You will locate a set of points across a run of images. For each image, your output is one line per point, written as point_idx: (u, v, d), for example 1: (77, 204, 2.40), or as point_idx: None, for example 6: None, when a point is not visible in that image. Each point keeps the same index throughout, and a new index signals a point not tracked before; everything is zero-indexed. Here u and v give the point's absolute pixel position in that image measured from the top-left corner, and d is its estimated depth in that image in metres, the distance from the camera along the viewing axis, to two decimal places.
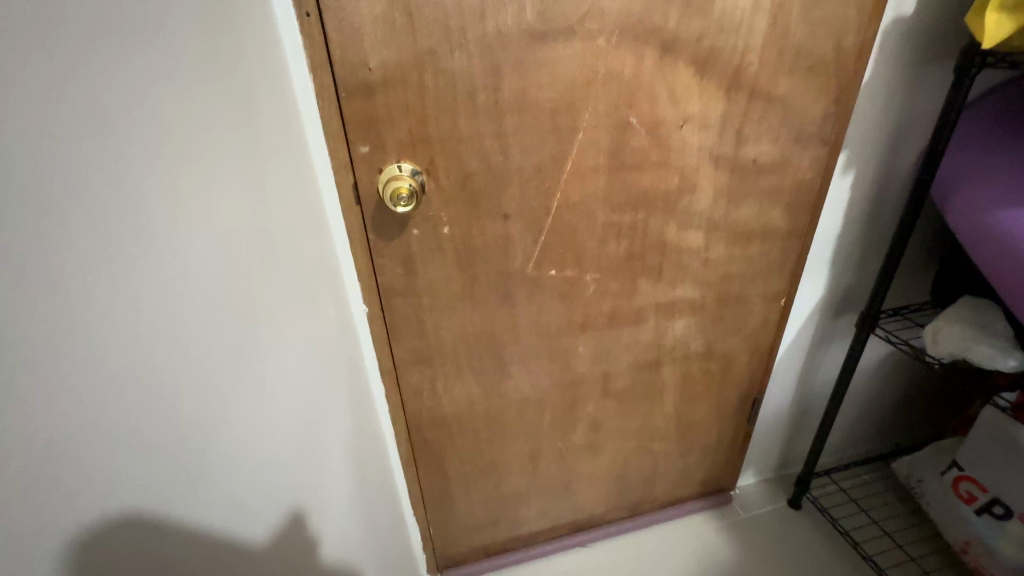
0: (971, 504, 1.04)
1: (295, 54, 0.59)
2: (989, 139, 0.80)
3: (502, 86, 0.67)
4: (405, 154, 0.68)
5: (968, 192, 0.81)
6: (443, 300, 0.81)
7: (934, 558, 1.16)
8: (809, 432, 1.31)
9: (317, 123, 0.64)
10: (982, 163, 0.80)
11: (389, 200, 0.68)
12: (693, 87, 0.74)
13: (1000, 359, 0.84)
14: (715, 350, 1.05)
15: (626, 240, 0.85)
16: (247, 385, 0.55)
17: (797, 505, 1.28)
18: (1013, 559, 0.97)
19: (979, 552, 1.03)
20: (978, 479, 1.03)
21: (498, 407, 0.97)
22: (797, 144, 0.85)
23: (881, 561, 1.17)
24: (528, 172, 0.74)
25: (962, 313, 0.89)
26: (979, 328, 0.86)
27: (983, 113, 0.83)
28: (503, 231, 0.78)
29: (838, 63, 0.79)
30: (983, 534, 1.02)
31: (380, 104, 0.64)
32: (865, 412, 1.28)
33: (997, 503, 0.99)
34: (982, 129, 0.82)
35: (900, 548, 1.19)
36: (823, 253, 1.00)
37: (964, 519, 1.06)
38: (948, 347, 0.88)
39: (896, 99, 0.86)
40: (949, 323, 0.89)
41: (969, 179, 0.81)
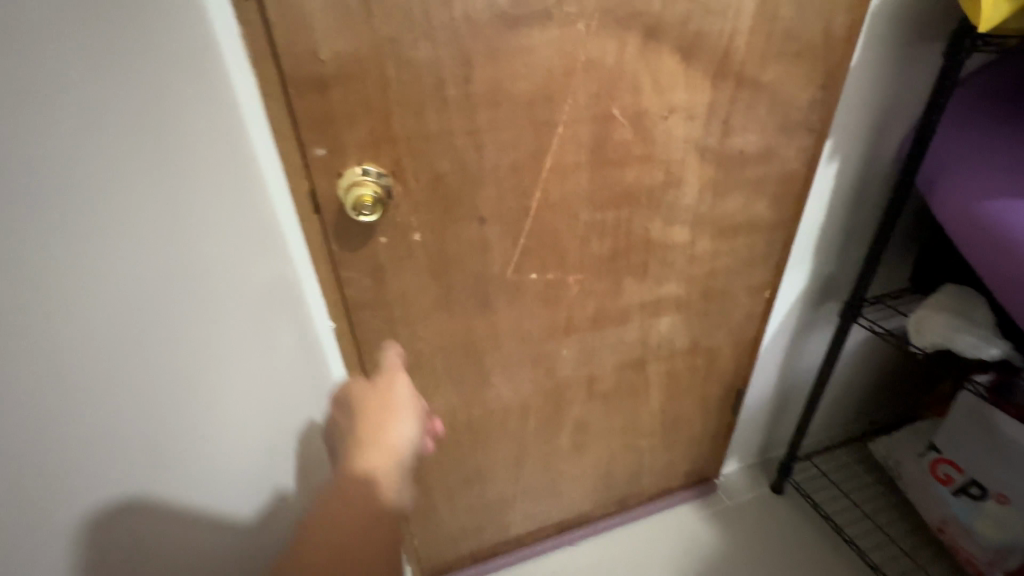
0: (948, 486, 1.06)
1: (230, 40, 0.51)
2: (978, 122, 0.78)
3: (473, 77, 0.60)
4: (368, 156, 0.61)
5: (956, 182, 0.79)
6: (418, 311, 0.76)
7: (913, 538, 1.18)
8: (790, 418, 1.32)
9: (263, 119, 0.56)
10: (969, 151, 0.78)
11: (350, 208, 0.62)
12: (679, 74, 0.69)
13: (983, 347, 0.84)
14: (701, 345, 1.03)
15: (609, 239, 0.80)
16: None
17: (779, 490, 1.29)
18: (988, 537, 1.00)
19: (956, 532, 1.06)
20: (955, 461, 1.05)
21: (480, 416, 0.92)
22: (783, 134, 0.81)
23: (863, 544, 1.18)
24: (505, 171, 0.68)
25: (945, 302, 0.89)
26: (964, 318, 0.85)
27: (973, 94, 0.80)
28: (479, 236, 0.72)
29: (827, 47, 0.75)
30: (959, 513, 1.04)
31: (336, 101, 0.57)
32: (844, 395, 1.29)
33: (974, 484, 1.02)
34: (971, 112, 0.79)
35: (880, 529, 1.20)
36: (808, 243, 0.98)
37: (941, 501, 1.08)
38: (931, 337, 0.87)
39: (885, 82, 0.83)
40: (934, 313, 0.88)
41: (956, 169, 0.79)
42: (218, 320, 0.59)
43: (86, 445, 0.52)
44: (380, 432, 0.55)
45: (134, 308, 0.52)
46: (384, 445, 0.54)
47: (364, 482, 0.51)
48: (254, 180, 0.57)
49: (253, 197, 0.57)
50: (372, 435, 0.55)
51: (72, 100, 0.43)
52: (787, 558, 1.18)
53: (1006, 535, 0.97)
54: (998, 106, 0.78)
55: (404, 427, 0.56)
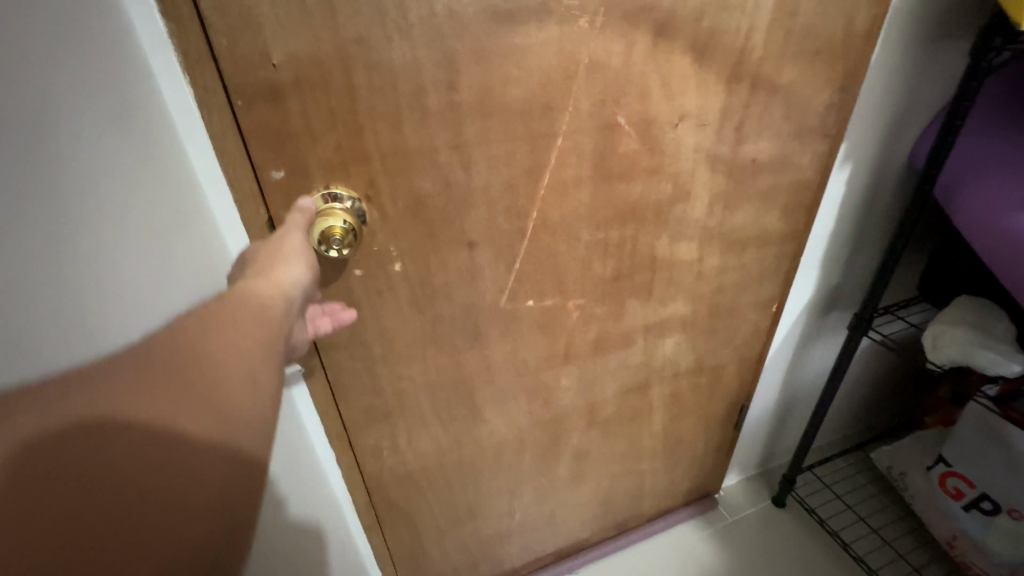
0: (959, 501, 0.99)
1: (152, 43, 0.42)
2: (1007, 125, 0.71)
3: (459, 84, 0.51)
4: (336, 177, 0.52)
5: (981, 185, 0.71)
6: (399, 349, 0.66)
7: (921, 552, 1.14)
8: (791, 429, 1.27)
9: (198, 131, 0.46)
10: (998, 152, 0.70)
11: (316, 242, 0.52)
12: (691, 77, 0.61)
13: (1005, 363, 0.77)
14: (705, 364, 0.96)
15: (613, 259, 0.73)
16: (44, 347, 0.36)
17: (782, 503, 1.24)
18: (1000, 554, 0.93)
19: (967, 548, 0.99)
20: (965, 474, 0.97)
21: (472, 454, 0.84)
22: (797, 140, 0.74)
23: (871, 561, 1.14)
24: (496, 189, 0.59)
25: (959, 314, 0.82)
26: (982, 331, 0.78)
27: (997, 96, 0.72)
28: (468, 263, 0.63)
29: (846, 45, 0.68)
30: (970, 529, 0.97)
31: (294, 114, 0.47)
32: (845, 405, 1.25)
33: (986, 499, 0.94)
34: (995, 114, 0.72)
35: (888, 545, 1.16)
36: (818, 253, 0.91)
37: (951, 515, 1.01)
38: (948, 354, 0.80)
39: (903, 81, 0.76)
40: (950, 327, 0.81)
41: (981, 172, 0.71)
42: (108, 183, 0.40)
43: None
44: (266, 273, 0.41)
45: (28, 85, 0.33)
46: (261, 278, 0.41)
47: (251, 305, 0.37)
48: (168, 152, 0.45)
49: (163, 146, 0.45)
50: (255, 275, 0.41)
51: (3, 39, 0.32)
52: None
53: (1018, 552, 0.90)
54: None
55: (298, 271, 0.42)
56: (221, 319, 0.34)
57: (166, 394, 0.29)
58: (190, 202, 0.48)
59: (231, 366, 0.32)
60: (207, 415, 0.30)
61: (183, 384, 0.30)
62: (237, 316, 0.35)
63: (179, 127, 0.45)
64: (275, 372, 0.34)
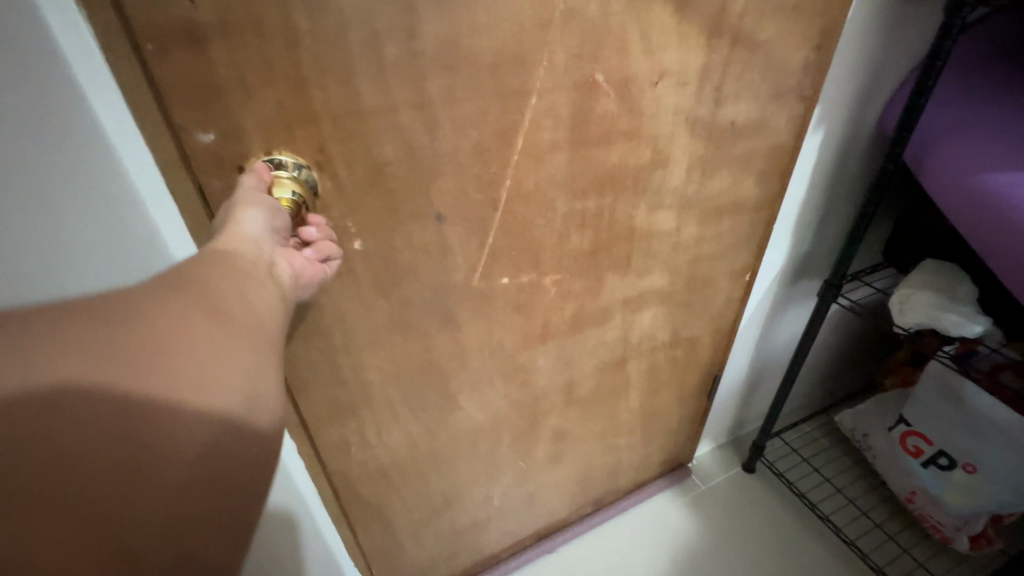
0: (919, 458, 0.99)
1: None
2: (980, 79, 0.68)
3: (420, 30, 0.45)
4: (278, 141, 0.44)
5: (953, 148, 0.66)
6: (364, 337, 0.60)
7: (881, 508, 1.19)
8: (760, 397, 1.29)
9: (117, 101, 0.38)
10: (969, 118, 0.66)
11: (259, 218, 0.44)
12: (671, 30, 0.57)
13: (966, 325, 0.77)
14: (681, 336, 0.95)
15: (590, 231, 0.68)
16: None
17: (752, 469, 1.27)
18: (958, 507, 0.94)
19: (923, 502, 1.01)
20: (923, 433, 0.97)
21: (447, 442, 0.79)
22: (774, 103, 0.72)
23: (836, 519, 1.18)
24: (466, 156, 0.53)
25: (928, 280, 0.82)
26: (946, 294, 0.79)
27: (975, 48, 0.70)
28: (437, 239, 0.57)
29: (826, 0, 0.65)
30: (927, 484, 0.99)
31: (221, 63, 0.39)
32: (811, 371, 1.28)
33: (942, 455, 0.95)
34: (970, 67, 0.69)
35: (851, 503, 1.20)
36: (790, 220, 0.90)
37: (910, 473, 1.01)
38: (914, 318, 0.80)
39: (876, 39, 0.74)
40: (915, 292, 0.81)
41: (951, 135, 0.67)
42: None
43: None
44: (225, 226, 0.37)
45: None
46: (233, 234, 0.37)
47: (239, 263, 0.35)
48: (78, 129, 0.36)
49: (64, 121, 0.36)
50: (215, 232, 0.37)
51: None
52: (764, 541, 1.16)
53: (973, 503, 0.92)
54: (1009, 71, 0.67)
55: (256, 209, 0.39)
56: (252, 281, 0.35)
57: (168, 335, 0.27)
58: (108, 198, 0.39)
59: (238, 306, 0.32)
60: (208, 341, 0.29)
61: (177, 315, 0.28)
62: (221, 272, 0.33)
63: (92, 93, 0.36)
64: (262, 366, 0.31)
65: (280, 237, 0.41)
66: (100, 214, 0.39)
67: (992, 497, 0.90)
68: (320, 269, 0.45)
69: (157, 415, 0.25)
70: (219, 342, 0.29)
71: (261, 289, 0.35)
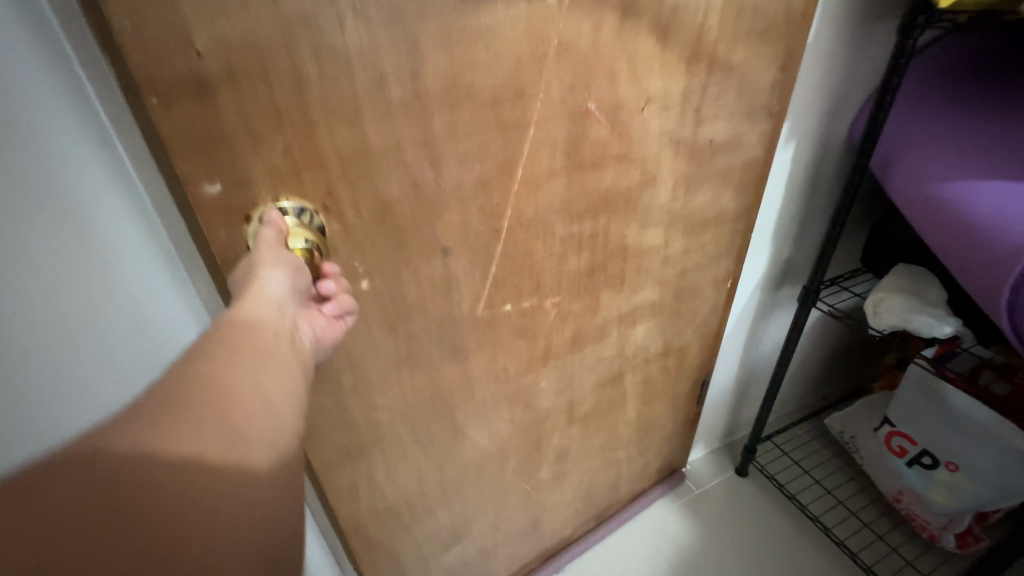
0: (903, 458, 1.02)
1: (36, 76, 0.36)
2: (936, 97, 0.73)
3: (424, 70, 0.45)
4: (287, 187, 0.43)
5: (915, 162, 0.71)
6: (373, 376, 0.59)
7: (871, 509, 1.22)
8: (750, 401, 1.32)
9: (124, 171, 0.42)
10: (933, 128, 0.70)
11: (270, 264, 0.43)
12: (655, 59, 0.60)
13: (937, 326, 0.81)
14: (672, 346, 0.98)
15: (587, 252, 0.70)
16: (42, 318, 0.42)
17: (744, 472, 1.30)
18: (943, 504, 0.98)
19: (911, 500, 1.04)
20: (908, 433, 1.00)
21: (455, 473, 0.78)
22: (746, 120, 0.76)
23: (827, 520, 1.21)
24: (469, 188, 0.54)
25: (901, 284, 0.86)
26: (920, 297, 0.82)
27: (931, 67, 0.75)
28: (442, 272, 0.57)
29: (788, 24, 0.69)
30: (915, 484, 1.01)
31: (229, 113, 0.38)
32: (799, 375, 1.33)
33: (927, 454, 0.97)
34: (931, 85, 0.74)
35: (842, 504, 1.24)
36: (768, 229, 0.94)
37: (898, 473, 1.04)
38: (889, 320, 0.84)
39: (840, 58, 0.79)
40: (890, 295, 0.85)
41: (913, 151, 0.72)
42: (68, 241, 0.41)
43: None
44: (243, 295, 0.37)
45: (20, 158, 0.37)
46: (254, 299, 0.36)
47: (265, 337, 0.35)
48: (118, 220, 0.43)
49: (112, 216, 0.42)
50: (234, 298, 0.37)
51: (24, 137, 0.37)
52: (762, 538, 1.19)
53: (959, 501, 0.95)
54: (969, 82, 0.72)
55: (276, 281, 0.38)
56: (276, 353, 0.35)
57: (224, 410, 0.29)
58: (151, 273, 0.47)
59: (250, 417, 0.30)
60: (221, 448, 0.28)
61: (234, 389, 0.30)
62: (249, 346, 0.33)
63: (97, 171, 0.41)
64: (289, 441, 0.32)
65: (302, 300, 0.41)
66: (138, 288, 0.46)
67: (973, 496, 0.93)
68: (337, 326, 0.44)
69: (183, 503, 0.25)
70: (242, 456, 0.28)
71: (273, 397, 0.32)
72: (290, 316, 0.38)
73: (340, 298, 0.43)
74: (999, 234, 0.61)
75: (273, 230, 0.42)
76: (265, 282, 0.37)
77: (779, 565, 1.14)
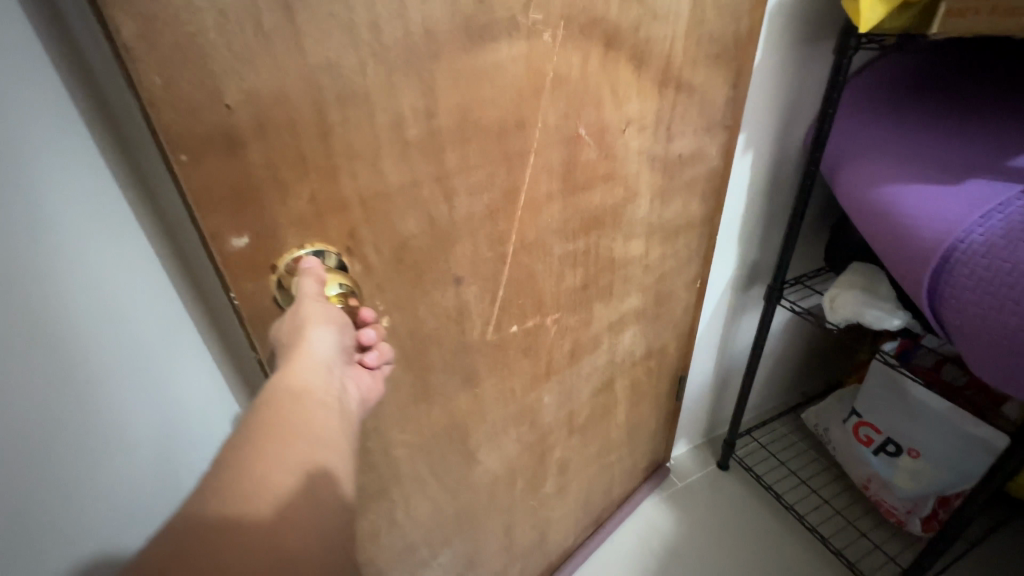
0: (870, 447, 1.07)
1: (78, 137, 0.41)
2: (879, 104, 0.79)
3: (437, 109, 0.46)
4: (311, 232, 0.42)
5: (859, 166, 0.78)
6: (392, 413, 0.58)
7: (844, 497, 1.27)
8: (730, 397, 1.39)
9: (119, 195, 0.45)
10: (881, 134, 0.76)
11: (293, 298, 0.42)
12: (633, 84, 0.64)
13: (888, 318, 0.84)
14: (654, 347, 1.03)
15: (581, 267, 0.73)
16: (118, 379, 0.46)
17: (726, 466, 1.36)
18: (907, 490, 1.01)
19: (877, 488, 1.07)
20: (874, 423, 1.06)
21: (469, 500, 0.77)
22: (707, 133, 0.82)
23: (801, 508, 1.26)
24: (479, 218, 0.55)
25: (853, 278, 0.90)
26: (871, 291, 0.86)
27: (876, 78, 0.82)
28: (456, 301, 0.57)
29: (736, 47, 0.77)
30: (881, 471, 1.06)
31: (257, 163, 0.37)
32: (776, 372, 1.40)
33: (891, 443, 1.03)
34: (878, 94, 0.80)
35: (815, 493, 1.29)
36: (732, 232, 1.02)
37: (864, 461, 1.09)
38: (843, 313, 0.88)
39: (787, 75, 0.87)
40: (843, 290, 0.89)
41: (859, 155, 0.79)
42: (122, 295, 0.46)
43: (91, 362, 0.43)
44: (292, 354, 0.37)
45: (85, 217, 0.42)
46: (303, 363, 0.37)
47: (313, 404, 0.36)
48: (149, 270, 0.48)
49: (148, 265, 0.48)
50: (282, 357, 0.38)
51: (86, 196, 0.42)
52: (748, 520, 1.25)
53: (920, 487, 0.99)
54: (931, 98, 0.76)
55: (324, 341, 0.38)
56: (320, 421, 0.36)
57: (277, 483, 0.31)
58: (178, 316, 0.52)
59: (282, 481, 0.32)
60: (256, 494, 0.30)
61: (283, 461, 0.32)
62: (299, 414, 0.35)
63: (99, 202, 0.43)
64: (329, 513, 0.33)
65: (346, 360, 0.41)
66: (168, 334, 0.51)
67: (936, 480, 0.96)
68: (376, 375, 0.45)
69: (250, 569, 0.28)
70: (280, 508, 0.31)
71: (316, 459, 0.34)
72: (334, 377, 0.39)
73: (371, 360, 0.45)
74: (919, 231, 0.67)
75: (312, 279, 0.41)
76: (309, 349, 0.38)
77: (766, 543, 1.21)
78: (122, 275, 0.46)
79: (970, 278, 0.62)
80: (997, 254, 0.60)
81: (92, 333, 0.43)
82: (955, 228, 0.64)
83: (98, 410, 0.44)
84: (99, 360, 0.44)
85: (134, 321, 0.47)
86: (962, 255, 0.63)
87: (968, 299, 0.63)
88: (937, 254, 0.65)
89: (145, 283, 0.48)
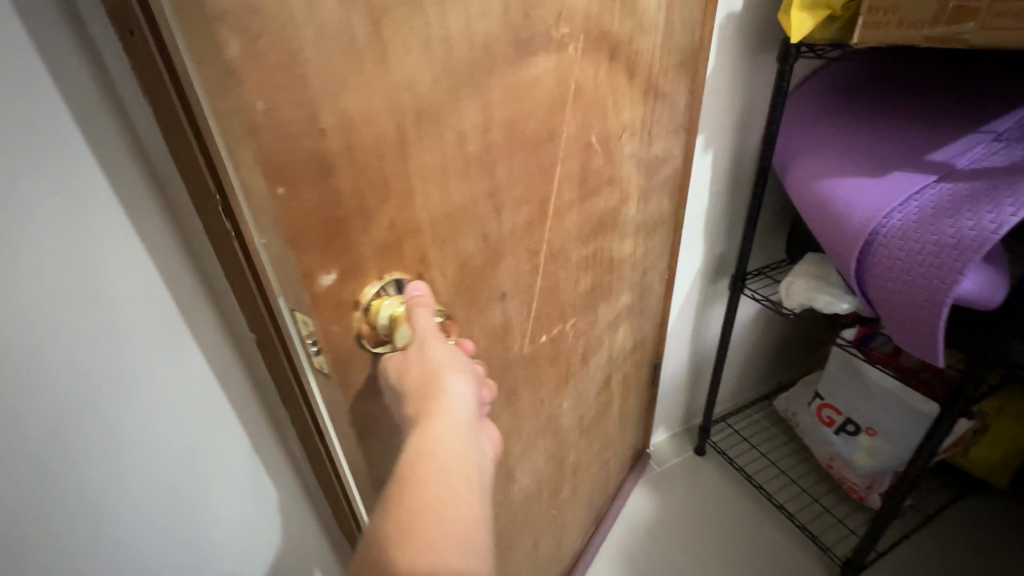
0: (832, 427, 1.22)
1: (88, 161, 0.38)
2: (827, 113, 0.90)
3: (491, 124, 0.45)
4: (391, 262, 0.39)
5: (808, 165, 0.89)
6: None
7: (809, 476, 1.38)
8: (703, 386, 1.48)
9: (129, 222, 0.42)
10: (826, 137, 0.87)
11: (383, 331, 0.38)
12: (628, 93, 0.68)
13: (837, 303, 0.94)
14: (638, 340, 1.08)
15: (591, 271, 0.75)
16: (105, 428, 0.44)
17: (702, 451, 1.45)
18: (866, 466, 1.16)
19: (840, 465, 1.22)
20: (835, 404, 1.20)
21: (506, 522, 0.75)
22: (673, 135, 0.89)
23: (771, 486, 1.36)
24: (519, 231, 0.54)
25: (808, 268, 1.01)
26: (823, 279, 0.97)
27: (819, 90, 0.94)
28: (501, 317, 0.56)
29: (693, 55, 0.84)
30: (842, 449, 1.20)
31: (347, 192, 0.34)
32: (747, 363, 1.51)
33: (850, 423, 1.17)
34: (824, 103, 0.92)
35: (783, 472, 1.39)
36: (695, 227, 1.11)
37: (829, 441, 1.23)
38: (798, 299, 1.00)
39: (736, 83, 0.97)
40: (798, 279, 1.01)
41: (807, 155, 0.90)
42: (124, 331, 0.43)
43: (78, 412, 0.42)
44: (433, 411, 0.35)
45: (93, 246, 0.40)
46: (443, 421, 0.35)
47: (457, 471, 0.34)
48: (160, 302, 0.45)
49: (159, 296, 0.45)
50: (422, 410, 0.36)
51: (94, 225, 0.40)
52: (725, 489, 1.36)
53: (878, 462, 1.13)
54: (873, 105, 0.87)
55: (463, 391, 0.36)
56: (467, 496, 0.33)
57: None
58: (187, 351, 0.49)
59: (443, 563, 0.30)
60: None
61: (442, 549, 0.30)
62: (447, 484, 0.33)
63: (108, 229, 0.41)
64: None
65: (476, 411, 0.39)
66: (175, 371, 0.48)
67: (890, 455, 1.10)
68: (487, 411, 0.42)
69: None
70: None
71: (464, 544, 0.31)
72: (472, 427, 0.36)
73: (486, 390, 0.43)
74: (850, 215, 0.78)
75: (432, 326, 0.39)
76: (441, 410, 0.35)
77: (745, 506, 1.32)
78: (128, 308, 0.43)
79: (889, 256, 0.73)
80: (910, 235, 0.71)
81: (83, 381, 0.41)
82: (876, 215, 0.75)
83: (78, 460, 0.43)
84: (86, 408, 0.42)
85: (136, 358, 0.44)
86: (882, 238, 0.74)
87: (889, 274, 0.74)
88: (863, 236, 0.76)
89: (155, 312, 0.45)
